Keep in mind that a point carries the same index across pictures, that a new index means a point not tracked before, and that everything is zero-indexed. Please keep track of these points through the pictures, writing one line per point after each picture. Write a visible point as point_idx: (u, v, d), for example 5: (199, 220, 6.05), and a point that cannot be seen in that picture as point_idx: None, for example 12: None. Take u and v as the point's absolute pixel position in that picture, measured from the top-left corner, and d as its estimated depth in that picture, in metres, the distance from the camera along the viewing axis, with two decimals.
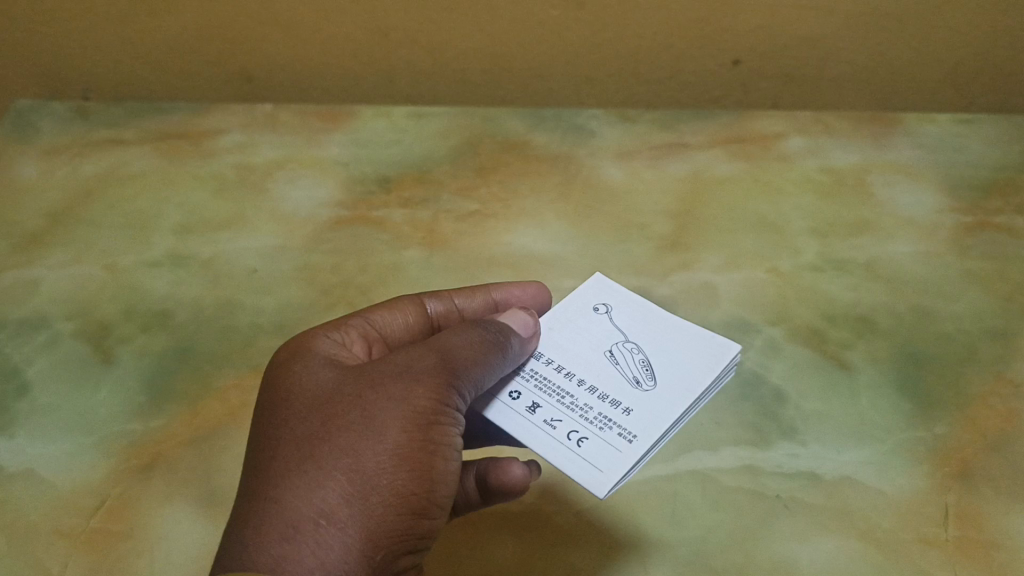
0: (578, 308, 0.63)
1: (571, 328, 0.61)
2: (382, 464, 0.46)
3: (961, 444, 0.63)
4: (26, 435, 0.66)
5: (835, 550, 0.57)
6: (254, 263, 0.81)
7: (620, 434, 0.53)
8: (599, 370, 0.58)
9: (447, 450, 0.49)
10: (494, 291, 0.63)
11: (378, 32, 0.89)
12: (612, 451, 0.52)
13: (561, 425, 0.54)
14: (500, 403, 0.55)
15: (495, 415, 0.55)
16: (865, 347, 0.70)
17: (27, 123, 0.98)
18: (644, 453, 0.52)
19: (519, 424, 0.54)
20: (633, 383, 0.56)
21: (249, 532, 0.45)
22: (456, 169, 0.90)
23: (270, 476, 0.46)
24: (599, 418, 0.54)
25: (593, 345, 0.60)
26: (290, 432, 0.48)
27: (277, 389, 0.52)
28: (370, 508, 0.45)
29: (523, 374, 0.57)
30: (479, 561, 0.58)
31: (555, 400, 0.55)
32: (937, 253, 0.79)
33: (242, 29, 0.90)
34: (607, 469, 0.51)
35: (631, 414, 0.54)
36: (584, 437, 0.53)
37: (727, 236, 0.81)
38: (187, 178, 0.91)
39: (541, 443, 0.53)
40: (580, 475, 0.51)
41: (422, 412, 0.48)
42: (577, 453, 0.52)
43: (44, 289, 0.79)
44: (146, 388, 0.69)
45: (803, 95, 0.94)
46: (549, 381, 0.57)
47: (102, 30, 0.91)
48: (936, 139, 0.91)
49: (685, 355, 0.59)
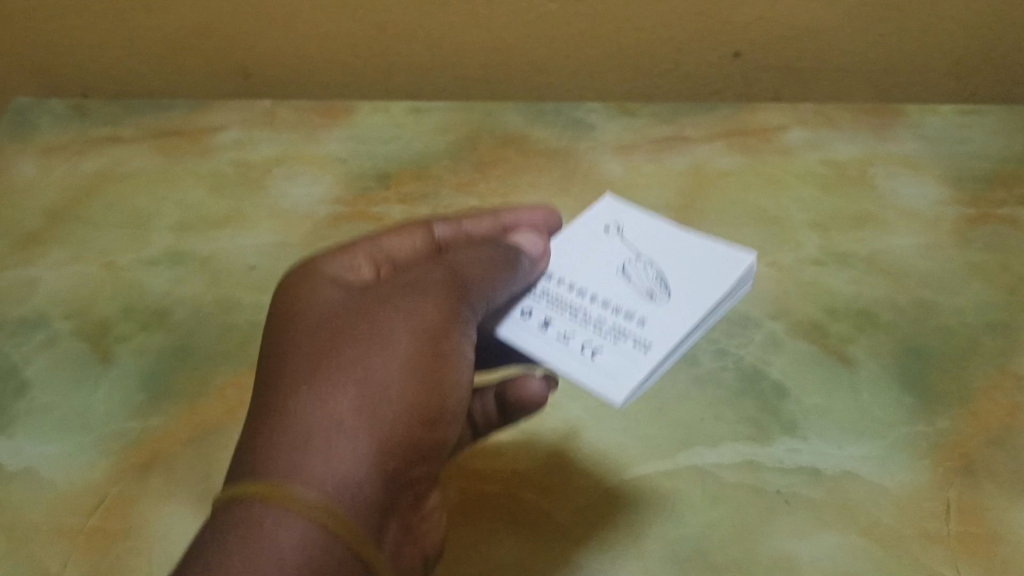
0: (589, 230, 0.64)
1: (583, 252, 0.62)
2: (393, 375, 0.47)
3: (964, 438, 0.62)
4: (25, 435, 0.66)
5: (837, 547, 0.57)
6: (253, 260, 0.80)
7: (634, 343, 0.54)
8: (610, 286, 0.59)
9: (456, 364, 0.50)
10: (501, 215, 0.63)
11: (376, 28, 0.90)
12: (626, 360, 0.53)
13: (574, 338, 0.55)
14: (512, 321, 0.57)
15: (507, 333, 0.56)
16: (866, 341, 0.70)
17: (25, 121, 0.98)
18: (659, 361, 0.53)
19: (532, 340, 0.56)
20: (646, 295, 0.58)
21: (261, 441, 0.44)
22: (456, 164, 0.90)
23: (280, 387, 0.46)
24: (613, 329, 0.56)
25: (605, 263, 0.61)
26: (299, 347, 0.48)
27: (285, 309, 0.52)
28: (381, 416, 0.46)
29: (535, 293, 0.59)
30: (481, 558, 0.58)
31: (568, 316, 0.57)
32: (939, 244, 0.78)
33: (239, 26, 0.91)
34: (622, 377, 0.52)
35: (645, 325, 0.55)
36: (598, 348, 0.54)
37: (728, 230, 0.81)
38: (185, 176, 0.91)
39: (556, 358, 0.54)
40: (596, 384, 0.52)
41: (432, 326, 0.49)
42: (591, 363, 0.54)
43: (42, 288, 0.79)
44: (145, 386, 0.69)
45: (806, 86, 0.93)
46: (562, 299, 0.58)
47: (98, 29, 0.94)
48: (937, 131, 0.90)
49: (696, 272, 0.60)
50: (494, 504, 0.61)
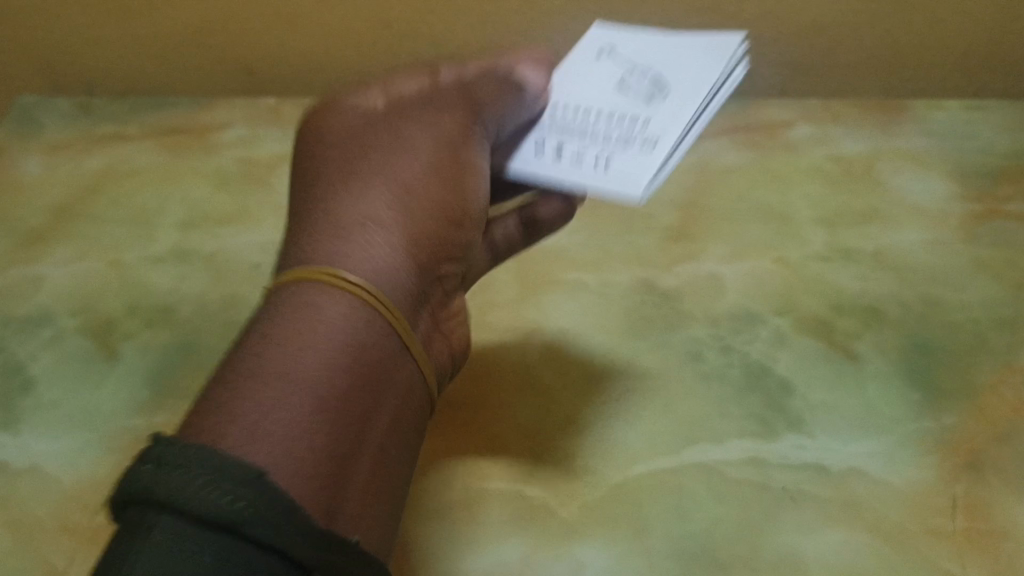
0: (582, 55, 0.67)
1: (579, 74, 0.65)
2: (417, 180, 0.55)
3: (971, 435, 0.62)
4: (30, 431, 0.66)
5: (843, 543, 0.57)
6: (259, 257, 0.81)
7: (642, 145, 0.57)
8: (608, 99, 0.62)
9: (476, 171, 0.57)
10: (509, 52, 0.63)
11: (379, 23, 0.91)
12: (637, 159, 0.56)
13: (584, 153, 0.58)
14: (523, 156, 0.60)
15: (520, 169, 0.59)
16: (872, 337, 0.69)
17: (30, 119, 0.98)
18: (671, 151, 0.56)
19: (545, 167, 0.58)
20: (642, 103, 0.61)
21: (304, 240, 0.52)
22: None
23: (318, 194, 0.54)
24: (620, 140, 0.59)
25: (602, 81, 0.64)
26: (331, 162, 0.56)
27: (315, 125, 0.59)
28: (410, 213, 0.54)
29: (540, 124, 0.62)
30: (487, 555, 0.57)
31: (576, 138, 0.60)
32: (946, 241, 0.78)
33: (241, 26, 0.92)
34: (639, 173, 0.55)
35: (649, 125, 0.59)
36: (609, 157, 0.57)
37: (734, 226, 0.80)
38: (191, 173, 0.91)
39: (569, 173, 0.57)
40: (613, 184, 0.55)
41: (452, 134, 0.57)
42: (604, 170, 0.56)
43: (47, 285, 0.79)
44: (150, 383, 0.69)
45: (814, 83, 0.92)
46: (566, 125, 0.61)
47: (98, 32, 0.93)
48: (943, 126, 0.90)
49: (685, 64, 0.63)
50: (500, 499, 0.61)
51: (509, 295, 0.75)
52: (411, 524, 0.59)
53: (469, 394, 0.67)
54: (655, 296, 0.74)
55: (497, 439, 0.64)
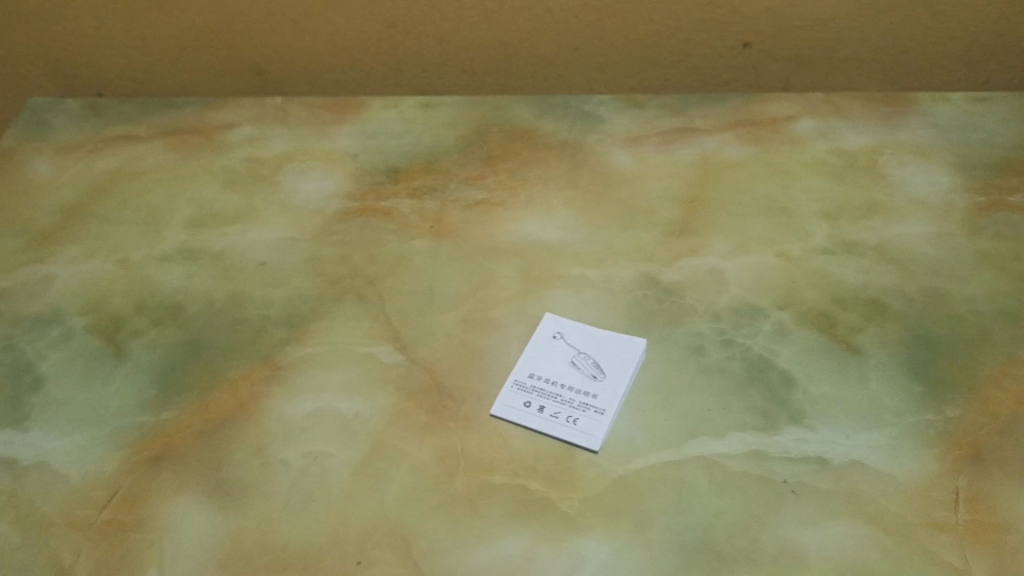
0: (536, 341, 0.71)
1: (534, 351, 0.70)
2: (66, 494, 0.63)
3: (973, 427, 0.62)
4: (40, 428, 0.67)
5: (844, 536, 0.57)
6: (265, 255, 0.81)
7: (596, 410, 0.65)
8: (564, 371, 0.69)
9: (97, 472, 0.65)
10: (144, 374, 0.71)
11: (387, 24, 0.92)
12: (595, 419, 0.65)
13: (555, 411, 0.66)
14: (504, 404, 0.66)
15: (503, 413, 0.66)
16: (875, 330, 0.69)
17: (40, 120, 0.99)
18: (618, 411, 0.65)
19: (527, 418, 0.65)
20: (591, 392, 0.67)
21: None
22: (465, 158, 0.90)
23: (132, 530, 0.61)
24: (580, 404, 0.66)
25: (559, 354, 0.70)
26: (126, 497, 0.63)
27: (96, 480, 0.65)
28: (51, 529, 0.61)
29: (521, 389, 0.67)
30: (486, 549, 0.58)
31: (552, 401, 0.67)
32: (950, 233, 0.78)
33: (253, 25, 0.94)
34: (599, 430, 0.64)
35: (600, 396, 0.66)
36: (575, 417, 0.65)
37: (737, 220, 0.80)
38: (198, 172, 0.92)
39: (549, 427, 0.65)
40: (576, 434, 0.64)
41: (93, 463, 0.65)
42: (574, 429, 0.64)
43: (57, 284, 0.80)
44: (158, 381, 0.70)
45: (816, 74, 0.94)
46: (538, 384, 0.68)
47: (113, 29, 0.96)
48: (948, 119, 0.89)
49: (616, 334, 0.71)
50: (500, 493, 0.61)
51: (512, 290, 0.75)
52: (413, 517, 0.60)
53: (472, 389, 0.68)
54: (658, 291, 0.74)
55: (498, 433, 0.65)
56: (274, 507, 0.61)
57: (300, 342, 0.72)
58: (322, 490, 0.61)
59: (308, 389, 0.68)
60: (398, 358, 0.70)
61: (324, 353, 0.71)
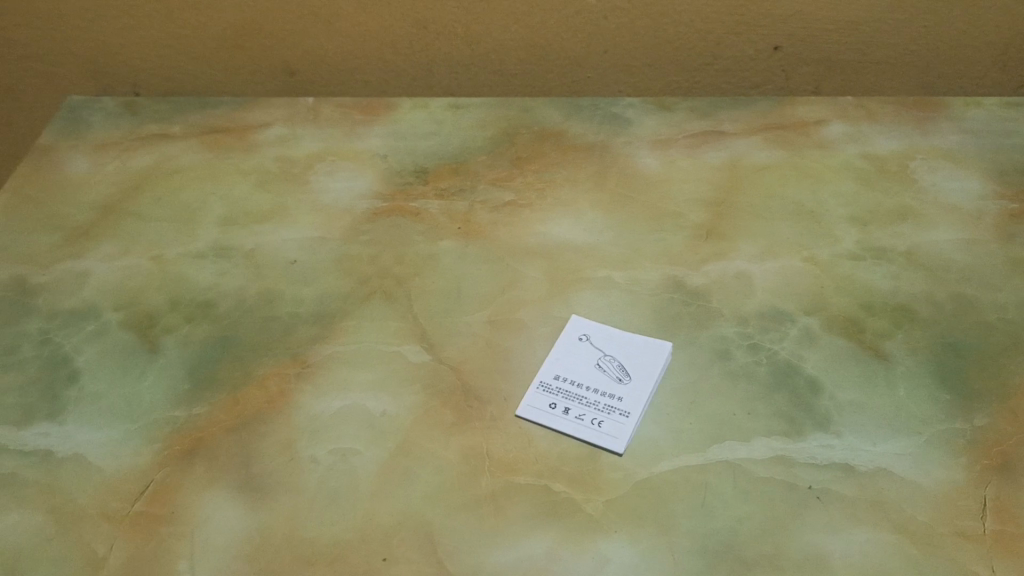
0: (563, 341, 0.71)
1: (560, 352, 0.71)
2: None
3: (1001, 436, 0.62)
4: (75, 421, 0.69)
5: (869, 543, 0.57)
6: (295, 254, 0.82)
7: (621, 412, 0.66)
8: (588, 373, 0.69)
9: None
10: None
11: (418, 25, 0.94)
12: (620, 421, 0.65)
13: (581, 413, 0.66)
14: (530, 404, 0.67)
15: (528, 413, 0.66)
16: (903, 337, 0.69)
17: (77, 117, 1.01)
18: (644, 414, 0.65)
19: (553, 419, 0.66)
20: (615, 394, 0.67)
21: None
22: (493, 159, 0.91)
23: None
24: (604, 406, 0.66)
25: (585, 355, 0.70)
26: None
27: None
28: None
29: (546, 390, 0.68)
30: (511, 550, 0.58)
31: (576, 403, 0.67)
32: (981, 239, 0.77)
33: (286, 25, 0.95)
34: (624, 433, 0.64)
35: (626, 399, 0.66)
36: (600, 419, 0.65)
37: (765, 224, 0.80)
38: (231, 171, 0.93)
39: (574, 429, 0.65)
40: (601, 437, 0.64)
41: None
42: (599, 431, 0.65)
43: (92, 280, 0.82)
44: (190, 376, 0.71)
45: (847, 78, 0.94)
46: (563, 386, 0.68)
47: (150, 29, 0.97)
48: (981, 124, 0.89)
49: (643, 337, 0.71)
50: (524, 495, 0.61)
51: (538, 292, 0.76)
52: (438, 515, 0.60)
53: (498, 390, 0.68)
54: (685, 294, 0.74)
55: (523, 434, 0.65)
56: (302, 503, 0.62)
57: (329, 340, 0.73)
58: (347, 490, 0.62)
59: (336, 387, 0.69)
60: (424, 357, 0.71)
61: (353, 351, 0.72)
